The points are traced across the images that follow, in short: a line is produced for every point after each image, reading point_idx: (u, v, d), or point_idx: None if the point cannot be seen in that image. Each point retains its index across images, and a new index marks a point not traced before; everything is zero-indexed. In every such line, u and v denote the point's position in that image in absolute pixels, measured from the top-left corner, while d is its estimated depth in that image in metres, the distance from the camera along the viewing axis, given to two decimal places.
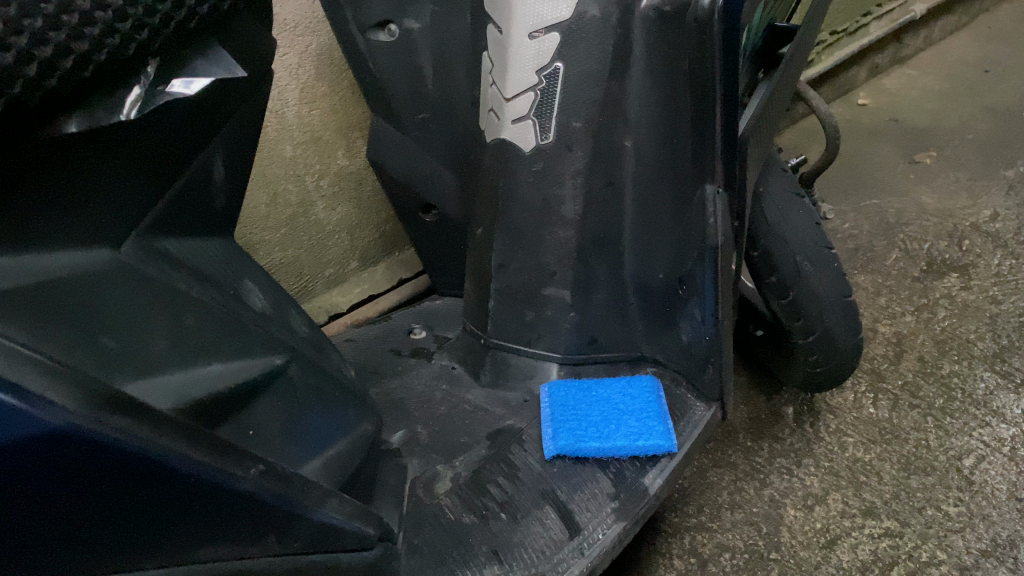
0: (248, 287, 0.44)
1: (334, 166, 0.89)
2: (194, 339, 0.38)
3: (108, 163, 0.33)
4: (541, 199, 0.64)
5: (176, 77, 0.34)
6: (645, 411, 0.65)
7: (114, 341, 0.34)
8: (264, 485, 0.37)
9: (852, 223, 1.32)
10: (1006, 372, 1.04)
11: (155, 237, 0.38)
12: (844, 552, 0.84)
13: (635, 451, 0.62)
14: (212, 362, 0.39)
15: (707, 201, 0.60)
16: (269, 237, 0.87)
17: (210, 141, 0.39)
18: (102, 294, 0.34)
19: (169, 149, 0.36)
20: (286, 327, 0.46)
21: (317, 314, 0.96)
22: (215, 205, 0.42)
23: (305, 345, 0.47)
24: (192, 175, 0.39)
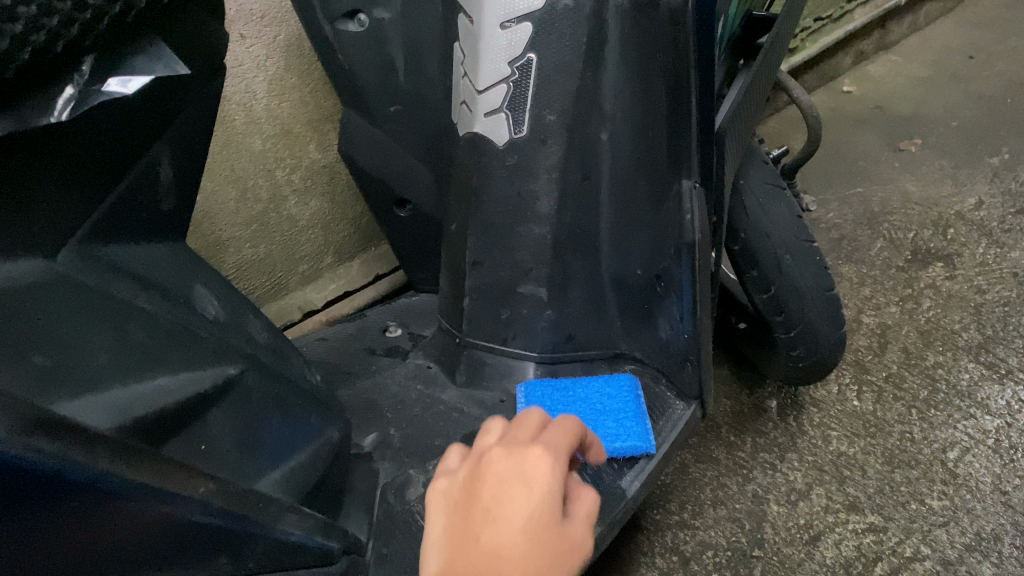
0: (202, 293, 0.43)
1: (306, 160, 0.87)
2: (140, 350, 0.36)
3: (37, 164, 0.31)
4: (515, 194, 0.62)
5: (113, 75, 0.32)
6: (623, 411, 0.64)
7: (48, 359, 0.31)
8: (214, 502, 0.35)
9: (836, 213, 1.31)
10: (991, 363, 1.03)
11: (96, 244, 0.36)
12: (828, 548, 0.84)
13: (613, 452, 0.60)
14: (159, 374, 0.37)
15: (684, 196, 0.59)
16: (239, 234, 0.85)
17: (157, 141, 0.38)
18: (40, 308, 0.32)
19: (110, 152, 0.34)
20: (241, 335, 0.44)
21: (291, 311, 0.95)
22: (164, 208, 0.41)
23: (263, 352, 0.45)
24: (133, 180, 0.37)
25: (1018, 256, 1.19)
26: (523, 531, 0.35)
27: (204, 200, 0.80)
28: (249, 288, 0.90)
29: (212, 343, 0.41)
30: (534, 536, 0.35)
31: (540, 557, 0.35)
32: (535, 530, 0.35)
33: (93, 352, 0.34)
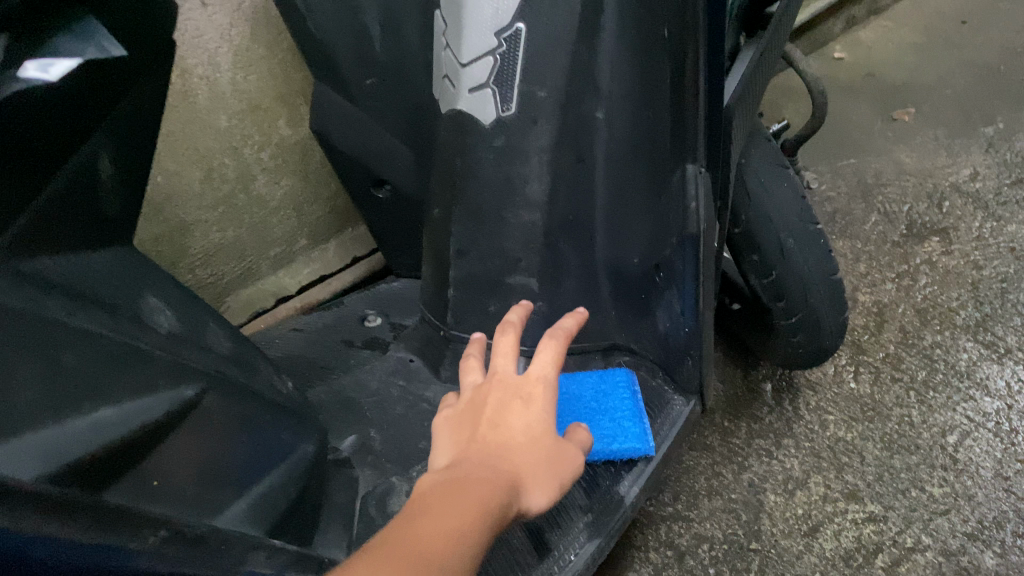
0: (153, 304, 0.42)
1: (275, 137, 0.81)
2: (74, 381, 0.34)
3: None
4: (504, 178, 0.57)
5: (29, 59, 0.31)
6: (620, 410, 0.59)
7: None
8: (171, 552, 0.32)
9: (829, 186, 1.27)
10: (990, 342, 1.00)
11: (28, 258, 0.35)
12: (827, 540, 0.81)
13: (610, 455, 0.57)
14: (100, 407, 0.35)
15: (688, 182, 0.53)
16: (205, 217, 0.80)
17: (95, 132, 0.38)
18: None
19: (47, 144, 0.34)
20: (190, 348, 0.42)
21: (263, 299, 0.89)
22: (105, 211, 0.41)
23: (226, 365, 0.45)
24: (57, 192, 0.36)
25: (1015, 230, 1.16)
26: (525, 432, 0.46)
27: (165, 182, 0.74)
28: (218, 274, 0.85)
29: (163, 362, 0.39)
30: (536, 437, 0.46)
31: (540, 453, 0.45)
32: (536, 434, 0.46)
33: (18, 389, 0.32)
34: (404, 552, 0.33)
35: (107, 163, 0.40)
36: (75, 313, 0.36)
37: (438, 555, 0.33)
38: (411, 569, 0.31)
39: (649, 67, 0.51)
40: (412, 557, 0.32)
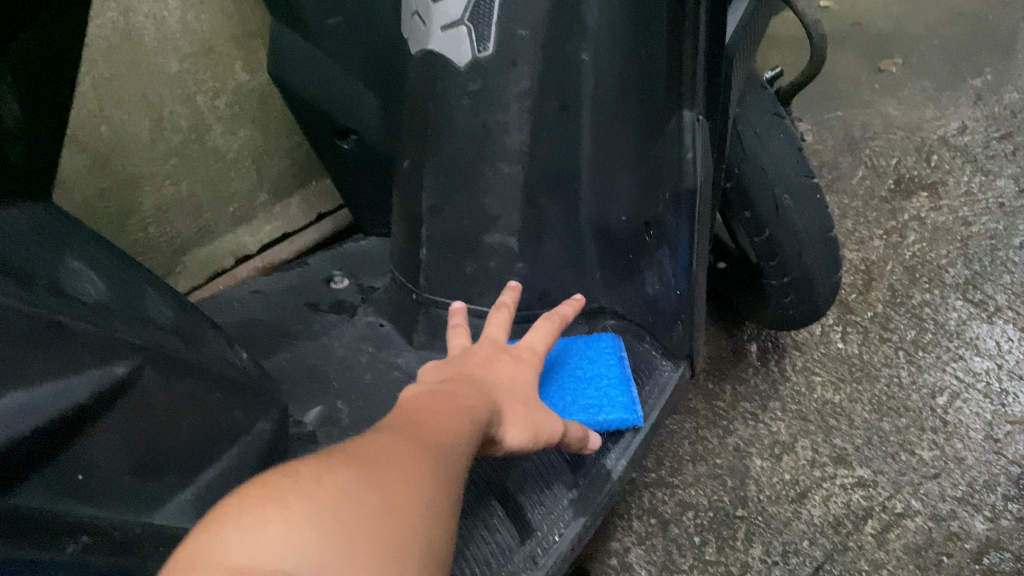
0: (75, 266, 0.39)
1: (231, 83, 0.75)
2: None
3: None
4: (481, 126, 0.52)
5: None
6: (606, 378, 0.55)
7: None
8: (94, 564, 0.32)
9: (815, 139, 1.23)
10: (979, 301, 0.97)
11: None
12: (816, 506, 0.78)
13: (595, 426, 0.53)
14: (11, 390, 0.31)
15: (683, 131, 0.50)
16: (156, 170, 0.74)
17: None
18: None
19: None
20: (127, 323, 0.38)
21: (222, 258, 0.84)
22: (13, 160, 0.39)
23: (168, 338, 0.40)
24: None
25: (1003, 185, 1.13)
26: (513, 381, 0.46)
27: (110, 131, 0.68)
28: (173, 232, 0.79)
29: (91, 339, 0.35)
30: (522, 389, 0.46)
31: (525, 400, 0.45)
32: (522, 387, 0.47)
33: None
34: (411, 429, 0.33)
35: (11, 102, 0.38)
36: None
37: (443, 436, 0.34)
38: (422, 441, 0.32)
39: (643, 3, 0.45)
40: (420, 433, 0.33)
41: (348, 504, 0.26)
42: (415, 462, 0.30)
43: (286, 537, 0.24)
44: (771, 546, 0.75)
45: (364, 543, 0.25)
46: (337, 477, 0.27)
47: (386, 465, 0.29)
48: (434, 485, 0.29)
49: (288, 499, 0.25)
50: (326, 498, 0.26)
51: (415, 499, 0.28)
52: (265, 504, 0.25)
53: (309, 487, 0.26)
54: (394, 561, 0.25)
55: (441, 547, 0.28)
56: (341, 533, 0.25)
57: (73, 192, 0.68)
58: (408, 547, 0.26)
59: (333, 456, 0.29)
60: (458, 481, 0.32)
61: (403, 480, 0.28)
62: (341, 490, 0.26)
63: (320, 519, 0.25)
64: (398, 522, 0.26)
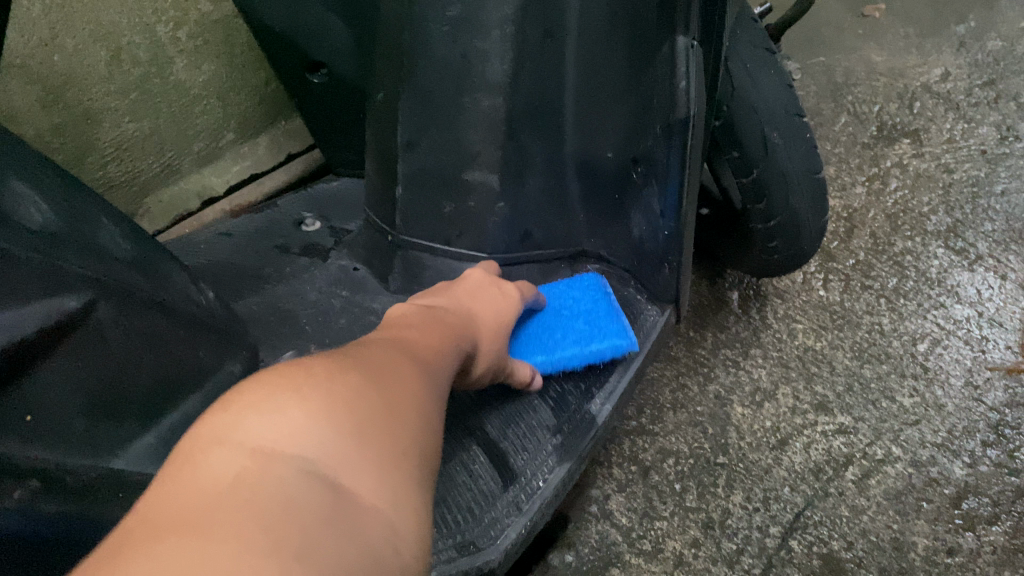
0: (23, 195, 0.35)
1: (194, 13, 0.71)
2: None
3: None
4: (461, 55, 0.49)
5: None
6: (593, 311, 0.53)
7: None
8: (47, 508, 0.32)
9: (798, 84, 1.21)
10: (961, 249, 0.96)
11: None
12: (797, 453, 0.78)
13: (589, 358, 0.51)
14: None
15: (677, 59, 0.45)
16: (114, 104, 0.70)
17: None
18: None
19: None
20: (75, 248, 0.34)
21: (188, 200, 0.82)
22: None
23: (126, 270, 0.37)
24: None
25: (985, 132, 1.12)
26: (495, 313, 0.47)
27: (64, 61, 0.64)
28: (134, 171, 0.75)
29: (35, 268, 0.32)
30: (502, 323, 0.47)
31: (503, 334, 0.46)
32: (502, 321, 0.47)
33: None
34: (404, 343, 0.35)
35: None
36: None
37: (433, 352, 0.36)
38: (415, 355, 0.34)
39: None
40: (411, 347, 0.35)
41: (355, 401, 0.28)
42: (409, 371, 0.32)
43: (301, 425, 0.26)
44: (751, 493, 0.75)
45: (370, 437, 0.27)
46: (344, 376, 0.29)
47: (385, 371, 0.31)
48: (427, 396, 0.32)
49: (301, 389, 0.27)
50: (334, 394, 0.28)
51: (412, 403, 0.30)
52: (281, 392, 0.27)
53: (318, 383, 0.28)
54: (396, 456, 0.28)
55: (433, 445, 0.30)
56: (349, 426, 0.27)
57: (24, 126, 0.64)
58: (408, 444, 0.29)
59: (337, 357, 0.31)
60: (446, 392, 0.34)
61: (401, 386, 0.31)
62: (348, 389, 0.29)
63: (331, 412, 0.27)
64: (399, 422, 0.29)
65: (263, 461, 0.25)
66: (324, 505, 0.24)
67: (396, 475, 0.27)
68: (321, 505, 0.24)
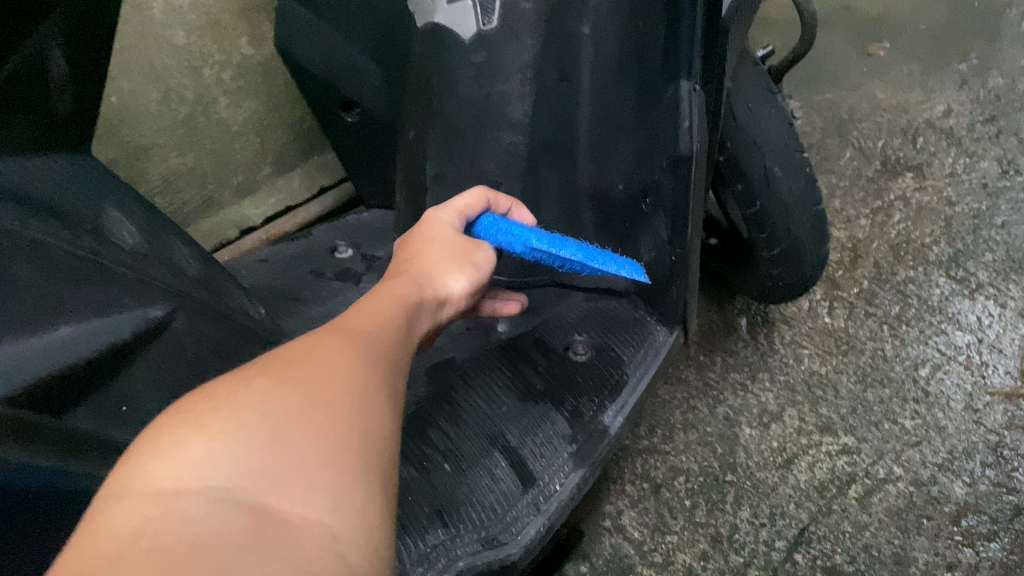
0: (114, 220, 0.49)
1: (237, 56, 0.77)
2: (29, 294, 0.39)
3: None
4: (485, 95, 0.57)
5: None
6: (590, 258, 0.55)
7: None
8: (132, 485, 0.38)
9: (805, 120, 1.26)
10: (962, 278, 1.00)
11: None
12: (802, 472, 0.81)
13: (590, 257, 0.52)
14: (59, 325, 0.39)
15: (681, 99, 0.49)
16: (163, 140, 0.76)
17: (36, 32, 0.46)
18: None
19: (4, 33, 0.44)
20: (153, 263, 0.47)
21: (226, 229, 0.87)
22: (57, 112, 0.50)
23: (194, 284, 0.48)
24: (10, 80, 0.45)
25: (987, 166, 1.16)
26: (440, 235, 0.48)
27: (120, 102, 0.70)
28: (178, 203, 0.81)
29: (127, 282, 0.43)
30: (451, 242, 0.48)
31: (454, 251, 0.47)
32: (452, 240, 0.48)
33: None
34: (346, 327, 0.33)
35: (56, 66, 0.48)
36: (29, 223, 0.43)
37: (378, 333, 0.34)
38: (358, 338, 0.32)
39: None
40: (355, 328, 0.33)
41: (271, 405, 0.26)
42: (346, 356, 0.30)
43: (208, 451, 0.24)
44: (759, 509, 0.78)
45: (291, 437, 0.25)
46: (258, 383, 0.27)
47: (314, 359, 0.29)
48: (365, 381, 0.29)
49: (202, 418, 0.25)
50: (245, 404, 0.26)
51: (348, 389, 0.28)
52: (183, 426, 0.25)
53: (226, 403, 0.26)
54: (330, 447, 0.25)
55: (383, 424, 0.28)
56: (268, 434, 0.25)
57: None
58: (346, 434, 0.26)
59: (255, 362, 0.29)
60: (394, 373, 0.32)
61: (332, 373, 0.29)
62: (261, 396, 0.26)
63: (242, 427, 0.25)
64: (330, 413, 0.27)
65: (169, 504, 0.23)
66: (242, 530, 0.22)
67: (332, 469, 0.25)
68: (239, 533, 0.22)
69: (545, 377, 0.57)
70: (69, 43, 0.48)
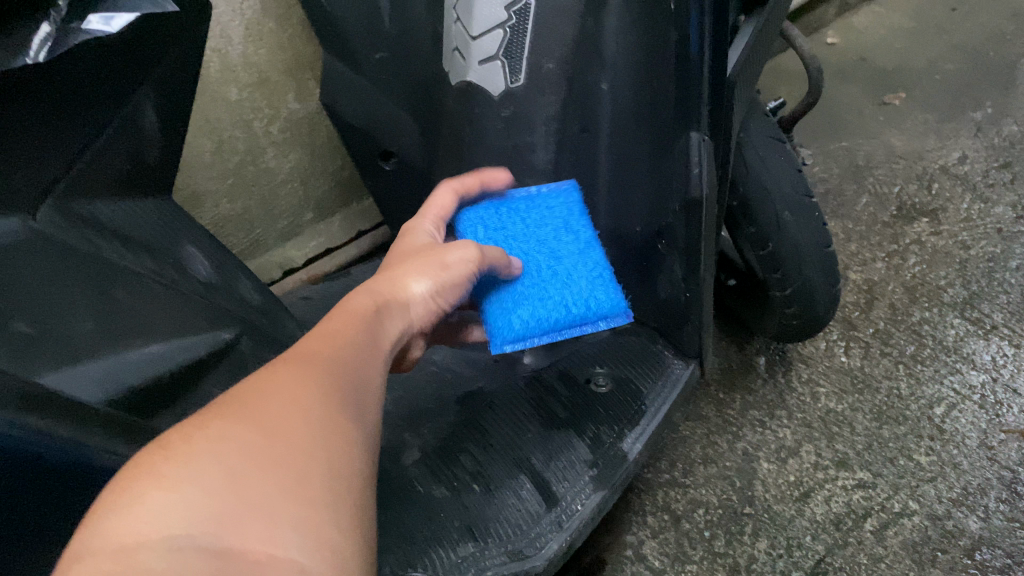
0: (190, 254, 0.55)
1: (284, 110, 0.83)
2: (125, 318, 0.45)
3: (97, 69, 0.41)
4: (512, 146, 0.63)
5: (92, 14, 0.38)
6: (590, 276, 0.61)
7: (29, 327, 0.39)
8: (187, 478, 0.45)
9: (822, 167, 1.30)
10: (977, 319, 1.03)
11: (75, 199, 0.45)
12: (818, 505, 0.84)
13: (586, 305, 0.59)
14: (149, 343, 0.46)
15: (692, 149, 0.53)
16: (215, 188, 0.82)
17: (140, 87, 0.46)
18: (23, 304, 0.40)
19: (125, 75, 0.44)
20: (225, 295, 0.56)
21: (271, 270, 0.93)
22: (150, 160, 0.51)
23: (253, 313, 0.58)
24: (115, 130, 0.46)
25: (1002, 211, 1.18)
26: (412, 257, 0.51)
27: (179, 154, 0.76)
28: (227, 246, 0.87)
29: (202, 309, 0.52)
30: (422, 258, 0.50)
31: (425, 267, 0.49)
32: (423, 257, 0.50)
33: (85, 310, 0.43)
34: (302, 357, 0.36)
35: (152, 115, 0.49)
36: (124, 257, 0.48)
37: (334, 362, 0.37)
38: (314, 369, 0.35)
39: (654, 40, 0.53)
40: (311, 359, 0.36)
41: (228, 446, 0.29)
42: (301, 388, 0.33)
43: (168, 498, 0.26)
44: (776, 541, 0.81)
45: (249, 480, 0.28)
46: (215, 427, 0.29)
47: (265, 400, 0.32)
48: (319, 416, 0.32)
49: (161, 466, 0.28)
50: (203, 448, 0.28)
51: (303, 424, 0.31)
52: (143, 476, 0.27)
53: (183, 450, 0.28)
54: (291, 482, 0.28)
55: (341, 454, 0.31)
56: (225, 478, 0.27)
57: None
58: (305, 468, 0.29)
59: (209, 406, 0.31)
60: (352, 406, 0.34)
61: (287, 410, 0.31)
62: (215, 443, 0.29)
63: (202, 472, 0.27)
64: (285, 449, 0.29)
65: (130, 555, 0.25)
66: (208, 570, 0.25)
67: (295, 502, 0.28)
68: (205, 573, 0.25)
69: (568, 407, 0.61)
70: (162, 107, 0.49)
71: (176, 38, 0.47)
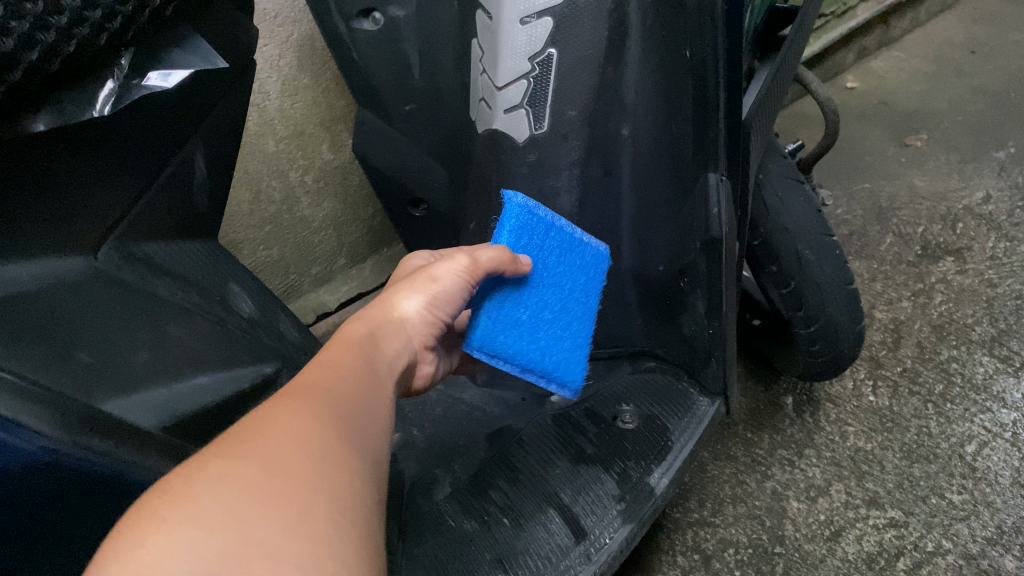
0: (236, 293, 0.58)
1: (318, 160, 0.87)
2: (177, 349, 0.48)
3: (152, 122, 0.45)
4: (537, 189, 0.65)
5: (154, 70, 0.42)
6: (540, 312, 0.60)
7: (91, 357, 0.42)
8: None
9: (845, 209, 1.31)
10: (1006, 356, 1.02)
11: (133, 244, 0.48)
12: (850, 544, 0.84)
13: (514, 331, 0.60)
14: (199, 376, 0.50)
15: (710, 189, 0.57)
16: (253, 236, 0.85)
17: (188, 140, 0.50)
18: (77, 334, 0.42)
19: (178, 129, 0.48)
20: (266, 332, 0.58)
21: (305, 313, 0.97)
22: (199, 206, 0.54)
23: (291, 350, 0.60)
24: (170, 179, 0.50)
25: None
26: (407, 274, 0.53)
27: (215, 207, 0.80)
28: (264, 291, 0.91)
29: (246, 344, 0.55)
30: (414, 275, 0.52)
31: (416, 284, 0.51)
32: (415, 274, 0.52)
33: (137, 346, 0.46)
34: (303, 389, 0.35)
35: (201, 163, 0.52)
36: (175, 293, 0.51)
37: (338, 399, 0.36)
38: (317, 403, 0.34)
39: (670, 86, 0.55)
40: (311, 392, 0.35)
41: (226, 483, 0.28)
42: (307, 422, 0.32)
43: (167, 543, 0.25)
44: None
45: (247, 516, 0.27)
46: (214, 464, 0.29)
47: (266, 435, 0.31)
48: (324, 451, 0.31)
49: (163, 509, 0.26)
50: (205, 487, 0.27)
51: (307, 457, 0.30)
52: (143, 521, 0.26)
53: (182, 490, 0.27)
54: (292, 521, 0.27)
55: (344, 488, 0.30)
56: (225, 519, 0.26)
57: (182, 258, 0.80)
58: (308, 504, 0.28)
59: (208, 444, 0.30)
60: (359, 445, 0.33)
61: (290, 447, 0.30)
62: (216, 482, 0.28)
63: (202, 512, 0.26)
64: (286, 485, 0.28)
65: None
66: None
67: (300, 537, 0.27)
68: None
69: (596, 443, 0.63)
70: (208, 154, 0.53)
71: (223, 92, 0.51)
